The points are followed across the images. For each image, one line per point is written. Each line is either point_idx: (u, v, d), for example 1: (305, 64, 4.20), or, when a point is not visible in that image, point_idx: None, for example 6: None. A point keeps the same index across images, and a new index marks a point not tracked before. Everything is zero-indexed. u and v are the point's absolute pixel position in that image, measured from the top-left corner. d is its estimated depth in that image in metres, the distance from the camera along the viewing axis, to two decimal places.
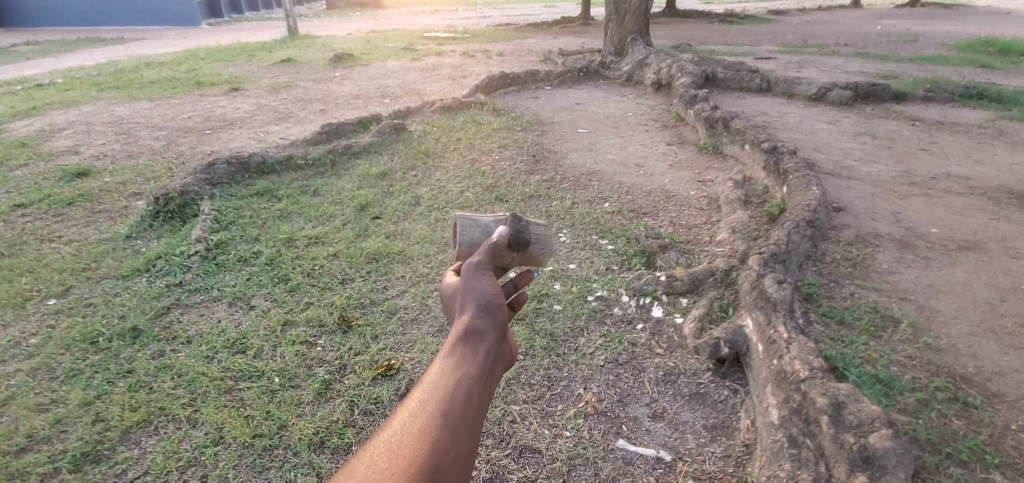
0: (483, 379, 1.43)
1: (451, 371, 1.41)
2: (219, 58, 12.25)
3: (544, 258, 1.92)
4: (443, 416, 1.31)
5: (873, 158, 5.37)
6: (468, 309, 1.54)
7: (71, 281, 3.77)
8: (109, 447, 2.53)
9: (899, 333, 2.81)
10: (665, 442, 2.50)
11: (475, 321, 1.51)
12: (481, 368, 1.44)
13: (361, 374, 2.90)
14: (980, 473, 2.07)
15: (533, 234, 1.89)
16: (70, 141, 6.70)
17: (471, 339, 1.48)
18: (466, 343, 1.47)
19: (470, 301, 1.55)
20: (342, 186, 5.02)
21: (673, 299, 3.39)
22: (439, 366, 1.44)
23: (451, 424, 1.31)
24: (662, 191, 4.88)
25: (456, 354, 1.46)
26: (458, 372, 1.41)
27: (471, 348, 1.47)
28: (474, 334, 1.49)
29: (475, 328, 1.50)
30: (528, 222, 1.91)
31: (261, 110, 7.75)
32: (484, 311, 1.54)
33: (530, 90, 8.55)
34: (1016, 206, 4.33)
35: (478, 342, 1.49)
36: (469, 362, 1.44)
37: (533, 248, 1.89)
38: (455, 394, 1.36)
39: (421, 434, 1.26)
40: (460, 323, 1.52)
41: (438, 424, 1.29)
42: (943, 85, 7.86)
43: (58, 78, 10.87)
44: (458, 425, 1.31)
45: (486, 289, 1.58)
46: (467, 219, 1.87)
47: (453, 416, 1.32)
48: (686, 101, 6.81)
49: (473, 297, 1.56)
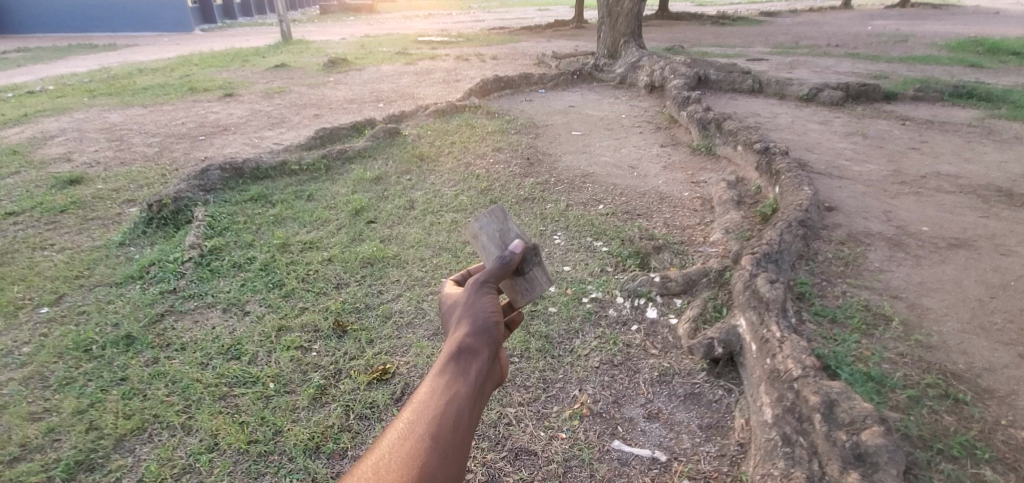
0: (474, 400, 1.43)
1: (441, 390, 1.41)
2: (212, 64, 12.23)
3: (523, 300, 1.85)
4: (432, 438, 1.31)
5: (865, 157, 5.41)
6: (463, 327, 1.56)
7: (64, 289, 3.75)
8: (102, 456, 2.51)
9: (891, 330, 2.84)
10: (660, 442, 2.51)
11: (469, 339, 1.52)
12: (472, 387, 1.44)
13: (356, 379, 2.90)
14: (971, 468, 2.09)
15: (532, 273, 1.84)
16: (62, 149, 6.67)
17: (462, 357, 1.48)
18: (458, 361, 1.48)
19: (466, 318, 1.58)
20: (337, 191, 5.01)
21: (667, 300, 3.40)
22: (430, 384, 1.43)
23: (440, 445, 1.31)
24: (655, 192, 4.91)
25: (447, 372, 1.45)
26: (449, 392, 1.41)
27: (462, 367, 1.47)
28: (466, 353, 1.49)
29: (468, 347, 1.51)
30: (541, 261, 1.86)
31: (255, 116, 7.74)
32: (478, 330, 1.55)
33: (524, 93, 8.58)
34: (1005, 203, 4.38)
35: (470, 360, 1.49)
36: (460, 381, 1.44)
37: (520, 280, 1.85)
38: (445, 413, 1.36)
39: (410, 456, 1.27)
40: (454, 341, 1.53)
41: (427, 446, 1.29)
42: (933, 85, 7.94)
43: (50, 85, 10.81)
44: (447, 446, 1.31)
45: (484, 308, 1.61)
46: (501, 213, 1.87)
47: (442, 437, 1.32)
48: (679, 103, 6.85)
49: (470, 315, 1.58)
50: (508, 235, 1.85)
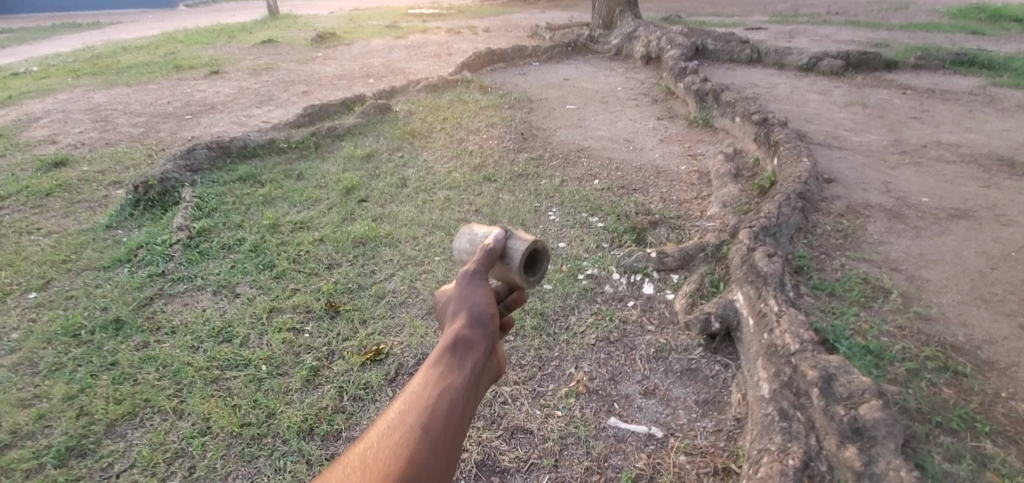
0: (468, 392, 1.39)
1: (435, 382, 1.38)
2: (197, 40, 11.88)
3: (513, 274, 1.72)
4: (422, 430, 1.27)
5: (865, 127, 5.32)
6: (460, 318, 1.51)
7: (51, 274, 3.68)
8: (94, 441, 2.48)
9: (890, 303, 2.80)
10: (656, 418, 2.51)
11: (466, 331, 1.48)
12: (468, 380, 1.40)
13: (349, 360, 2.86)
14: (971, 441, 2.07)
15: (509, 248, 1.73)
16: (46, 131, 6.51)
17: (459, 349, 1.45)
18: (454, 353, 1.44)
19: (462, 310, 1.54)
20: (327, 169, 4.90)
21: (664, 275, 3.36)
22: (425, 374, 1.40)
23: (430, 439, 1.27)
24: (652, 166, 4.82)
25: (443, 363, 1.42)
26: (443, 382, 1.38)
27: (458, 359, 1.43)
28: (463, 345, 1.45)
29: (465, 339, 1.46)
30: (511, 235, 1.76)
31: (242, 93, 7.55)
32: (475, 321, 1.51)
33: (518, 66, 8.39)
34: (1005, 172, 4.32)
35: (467, 352, 1.45)
36: (456, 372, 1.40)
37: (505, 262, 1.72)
38: (437, 405, 1.33)
39: (398, 448, 1.24)
40: (451, 332, 1.49)
41: (417, 438, 1.26)
42: (934, 53, 7.79)
43: (34, 66, 10.54)
44: (437, 439, 1.27)
45: (478, 299, 1.56)
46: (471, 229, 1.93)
47: (432, 430, 1.28)
48: (676, 73, 6.70)
49: (465, 306, 1.54)
50: (478, 240, 1.83)
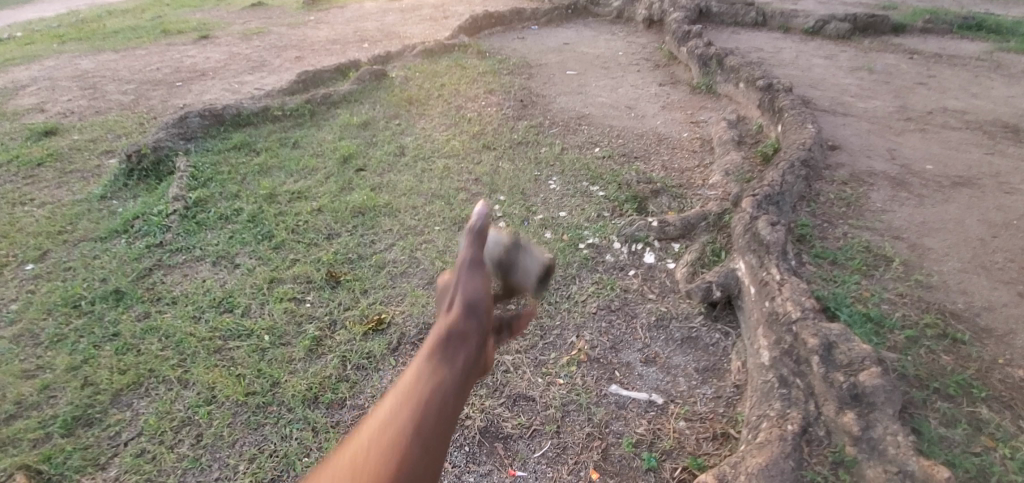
0: (462, 394, 1.19)
1: (424, 381, 1.17)
2: (185, 4, 11.48)
3: (523, 287, 1.74)
4: (409, 440, 1.05)
5: (870, 93, 5.22)
6: (454, 310, 1.33)
7: (47, 245, 3.64)
8: (100, 411, 2.50)
9: (890, 271, 2.81)
10: (657, 385, 2.54)
11: (460, 323, 1.30)
12: (462, 378, 1.21)
13: (351, 330, 2.87)
14: (967, 407, 2.11)
15: (522, 260, 1.73)
16: (34, 99, 6.35)
17: (452, 343, 1.26)
18: (447, 347, 1.25)
19: (456, 300, 1.36)
20: (323, 137, 4.82)
21: (665, 245, 3.35)
22: (412, 372, 1.20)
23: (418, 450, 1.05)
24: (654, 133, 4.75)
25: (433, 359, 1.22)
26: (434, 382, 1.17)
27: (451, 354, 1.25)
28: (457, 338, 1.27)
29: (458, 331, 1.28)
30: (525, 246, 1.76)
31: (234, 59, 7.34)
32: (469, 312, 1.34)
33: (516, 30, 8.16)
34: (1010, 140, 4.28)
35: (460, 347, 1.27)
36: (448, 369, 1.21)
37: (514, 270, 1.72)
38: (427, 407, 1.12)
39: (379, 463, 1.01)
40: (443, 323, 1.30)
41: (401, 450, 1.04)
42: (943, 16, 7.59)
43: (17, 32, 10.20)
44: (426, 449, 1.05)
45: (475, 287, 1.39)
46: None
47: (421, 440, 1.06)
48: (678, 38, 6.53)
49: (460, 295, 1.36)
50: None
